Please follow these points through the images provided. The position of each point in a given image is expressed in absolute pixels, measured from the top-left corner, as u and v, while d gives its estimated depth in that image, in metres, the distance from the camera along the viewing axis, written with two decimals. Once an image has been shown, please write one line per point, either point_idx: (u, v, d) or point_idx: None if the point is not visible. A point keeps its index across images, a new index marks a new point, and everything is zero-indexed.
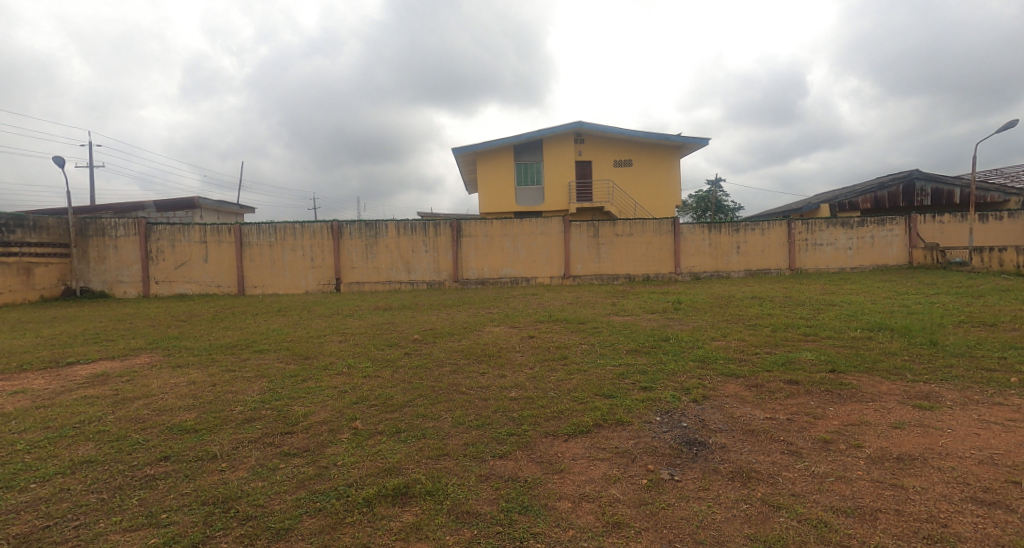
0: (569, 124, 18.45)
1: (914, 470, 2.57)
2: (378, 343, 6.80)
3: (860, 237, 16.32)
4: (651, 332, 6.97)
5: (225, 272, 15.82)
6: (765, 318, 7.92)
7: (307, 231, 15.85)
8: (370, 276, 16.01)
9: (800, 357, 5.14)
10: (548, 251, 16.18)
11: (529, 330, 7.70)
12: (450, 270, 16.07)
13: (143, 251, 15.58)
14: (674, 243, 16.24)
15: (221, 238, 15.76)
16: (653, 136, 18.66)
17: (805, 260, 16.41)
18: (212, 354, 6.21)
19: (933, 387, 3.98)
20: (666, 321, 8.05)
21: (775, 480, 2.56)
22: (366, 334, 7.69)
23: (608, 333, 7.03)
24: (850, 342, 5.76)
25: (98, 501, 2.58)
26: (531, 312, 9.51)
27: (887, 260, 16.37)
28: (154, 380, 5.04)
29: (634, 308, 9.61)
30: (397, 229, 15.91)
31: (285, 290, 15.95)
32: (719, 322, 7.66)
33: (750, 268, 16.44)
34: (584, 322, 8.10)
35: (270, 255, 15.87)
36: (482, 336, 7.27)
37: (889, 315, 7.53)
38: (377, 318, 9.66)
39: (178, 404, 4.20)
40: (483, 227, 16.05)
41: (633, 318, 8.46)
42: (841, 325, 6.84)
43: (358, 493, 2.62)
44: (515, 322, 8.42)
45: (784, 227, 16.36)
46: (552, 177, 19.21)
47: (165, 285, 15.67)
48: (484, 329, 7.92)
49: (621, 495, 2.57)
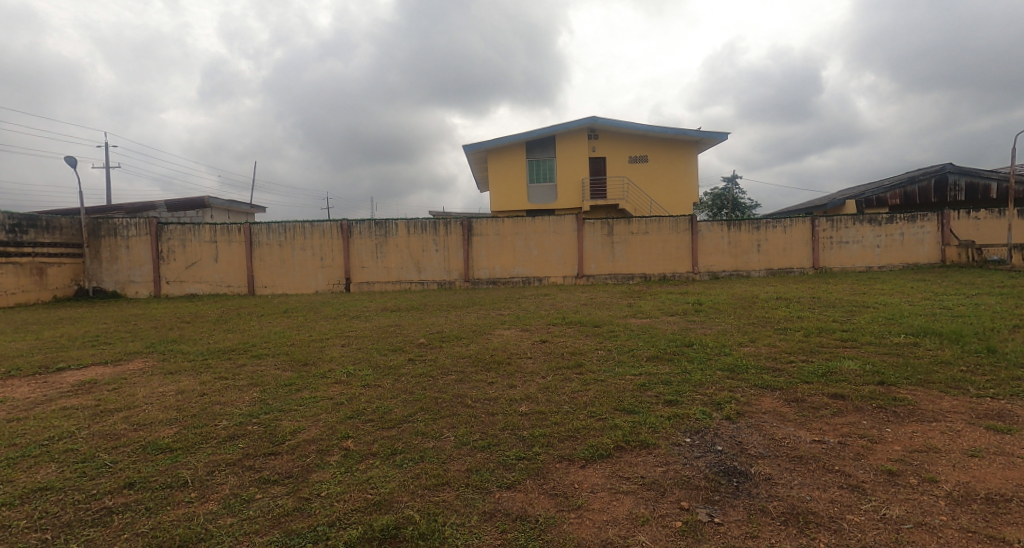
0: (583, 119, 18.02)
1: (1011, 517, 2.13)
2: (382, 348, 6.44)
3: (887, 235, 15.71)
4: (673, 337, 6.51)
5: (235, 272, 15.65)
6: (795, 321, 7.40)
7: (317, 230, 15.63)
8: (379, 276, 15.74)
9: (841, 367, 4.67)
10: (561, 250, 15.74)
11: (541, 333, 7.29)
12: (461, 270, 15.73)
13: (154, 250, 15.47)
14: (692, 242, 15.72)
15: (231, 238, 15.59)
16: (670, 131, 18.09)
17: (829, 259, 15.80)
18: (208, 360, 5.88)
19: (1005, 405, 3.51)
20: (687, 324, 7.56)
21: (839, 526, 2.14)
22: (370, 338, 7.33)
23: (626, 338, 6.59)
24: (894, 349, 5.28)
25: (41, 544, 2.24)
26: (544, 314, 9.06)
27: (917, 258, 15.75)
28: (141, 389, 4.69)
29: (652, 310, 9.11)
30: (407, 228, 15.61)
31: (294, 290, 15.74)
32: (745, 326, 7.16)
33: (771, 267, 15.85)
34: (600, 326, 7.65)
35: (280, 254, 15.67)
36: (492, 340, 6.88)
37: (931, 318, 6.98)
38: (382, 320, 9.30)
39: (160, 416, 3.84)
40: (495, 225, 15.66)
41: (652, 321, 7.99)
42: (881, 330, 6.33)
43: (340, 537, 2.25)
44: (526, 325, 8.03)
45: (807, 225, 15.75)
46: (565, 173, 18.74)
47: (176, 285, 15.56)
48: (494, 332, 7.54)
49: (651, 542, 2.16)
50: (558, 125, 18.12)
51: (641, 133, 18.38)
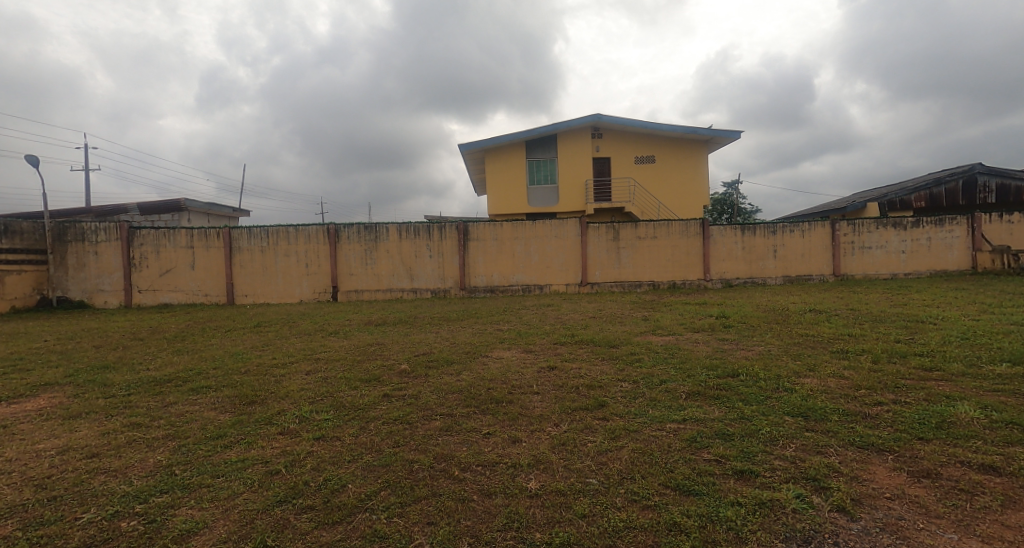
0: (587, 117, 16.92)
1: None
2: (355, 378, 5.24)
3: (914, 239, 14.69)
4: (711, 363, 5.34)
5: (212, 280, 14.46)
6: (849, 341, 6.26)
7: (302, 235, 14.47)
8: (368, 284, 14.57)
9: (955, 412, 3.51)
10: (565, 256, 14.58)
11: (549, 356, 6.14)
12: (456, 277, 14.56)
13: (125, 257, 14.24)
14: (704, 247, 14.59)
15: (208, 243, 14.39)
16: (680, 129, 16.99)
17: (850, 265, 14.75)
18: (131, 396, 4.66)
19: None
20: (720, 345, 6.39)
21: None
22: (343, 362, 6.14)
23: (653, 364, 5.43)
24: (1005, 383, 4.15)
25: None
26: (549, 330, 7.87)
27: (945, 264, 14.73)
28: (20, 443, 3.48)
29: (672, 326, 7.94)
30: (398, 232, 14.46)
31: (277, 299, 14.53)
32: (792, 348, 6.00)
33: (788, 274, 14.75)
34: (616, 347, 6.47)
35: (261, 260, 14.49)
36: (489, 366, 5.71)
37: (1014, 339, 5.86)
38: (364, 337, 8.13)
39: (3, 502, 2.63)
40: (493, 229, 14.50)
41: (675, 340, 6.80)
42: (967, 354, 5.19)
43: None
44: (529, 345, 6.86)
45: (827, 228, 14.68)
46: (566, 174, 17.62)
47: (149, 295, 14.34)
48: (492, 354, 6.36)
49: None
50: (561, 123, 17.00)
51: (647, 131, 17.29)
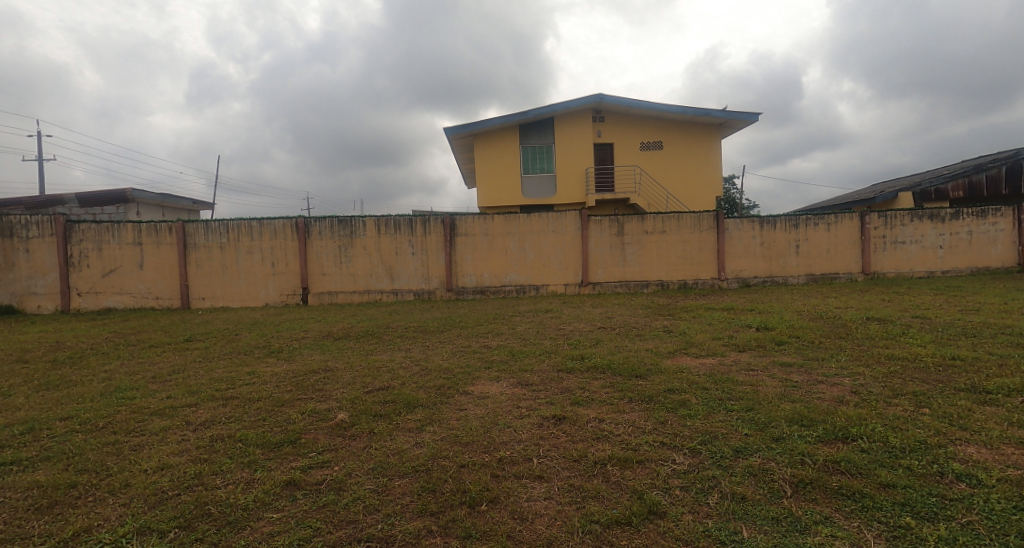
0: (587, 97, 15.10)
1: None
2: (258, 442, 3.39)
3: (953, 233, 13.04)
4: (797, 412, 3.56)
5: (164, 281, 12.52)
6: (966, 369, 4.52)
7: (264, 229, 12.54)
8: (342, 285, 12.71)
9: None
10: (563, 253, 12.78)
11: (552, 395, 4.34)
12: (442, 278, 12.73)
13: (58, 255, 12.24)
14: (719, 243, 12.84)
15: (156, 239, 12.44)
16: (690, 111, 15.19)
17: (884, 262, 13.07)
18: None
19: None
20: (789, 376, 4.60)
21: None
22: (263, 405, 4.30)
23: (710, 415, 3.64)
24: None
25: None
26: (550, 348, 6.10)
27: (988, 261, 13.10)
28: None
29: (709, 342, 6.17)
30: (374, 226, 12.62)
31: (239, 303, 12.65)
32: (897, 383, 4.22)
33: (813, 273, 13.04)
34: (646, 379, 4.67)
35: (220, 259, 12.58)
36: (467, 413, 3.90)
37: None
38: (312, 358, 6.30)
39: None
40: (483, 223, 12.68)
41: (722, 368, 5.01)
42: None
43: None
44: (525, 372, 5.08)
45: (859, 221, 12.98)
46: (565, 161, 15.79)
47: (90, 298, 12.37)
48: (473, 390, 4.55)
49: None
50: (558, 104, 15.17)
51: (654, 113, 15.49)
